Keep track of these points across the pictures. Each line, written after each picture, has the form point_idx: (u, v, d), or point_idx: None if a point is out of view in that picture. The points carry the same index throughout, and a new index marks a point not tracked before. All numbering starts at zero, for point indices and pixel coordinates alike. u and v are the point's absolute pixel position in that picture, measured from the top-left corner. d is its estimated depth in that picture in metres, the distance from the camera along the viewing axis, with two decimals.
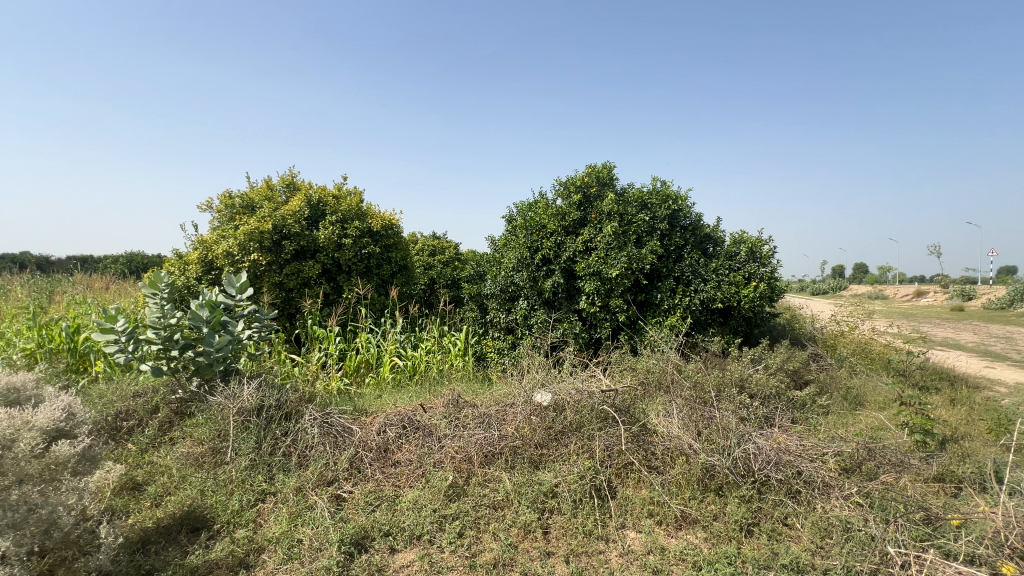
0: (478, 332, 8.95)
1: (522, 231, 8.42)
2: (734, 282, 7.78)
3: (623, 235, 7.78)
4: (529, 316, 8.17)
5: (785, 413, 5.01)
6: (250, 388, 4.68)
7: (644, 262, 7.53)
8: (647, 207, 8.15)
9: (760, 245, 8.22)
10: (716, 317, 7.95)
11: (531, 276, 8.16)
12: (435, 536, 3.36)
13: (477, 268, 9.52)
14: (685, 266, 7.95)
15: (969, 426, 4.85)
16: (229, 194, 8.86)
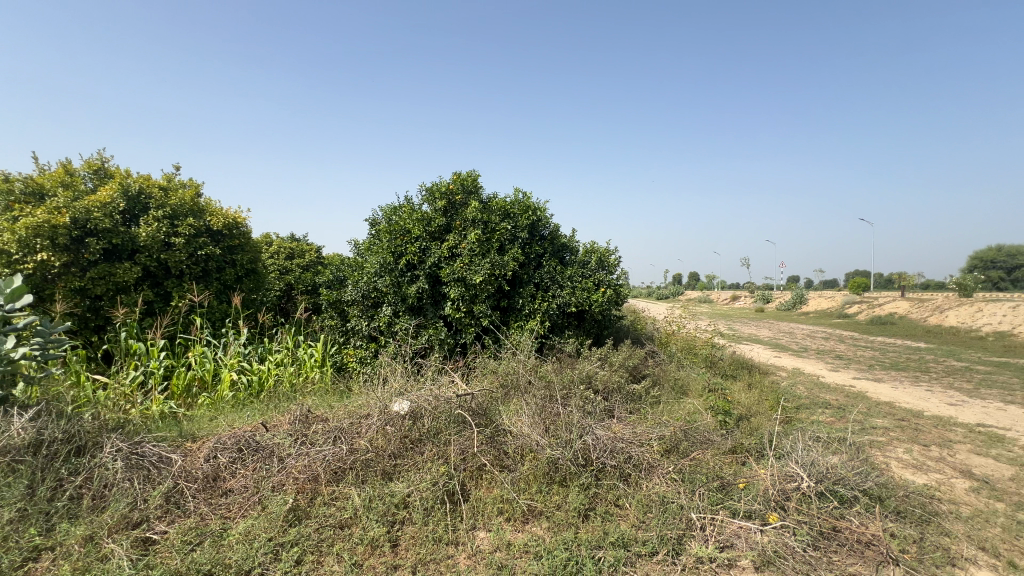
0: (338, 341, 8.42)
1: (385, 235, 8.18)
2: (586, 288, 8.51)
3: (486, 243, 8.02)
4: (392, 323, 7.92)
5: (625, 405, 5.62)
6: (22, 421, 3.74)
7: (506, 268, 7.83)
8: (510, 215, 8.51)
9: (608, 255, 9.17)
10: (571, 320, 8.60)
11: (394, 281, 7.94)
12: (269, 568, 3.04)
13: (338, 273, 8.97)
14: (544, 273, 8.48)
15: (757, 405, 5.98)
16: (4, 176, 7.03)
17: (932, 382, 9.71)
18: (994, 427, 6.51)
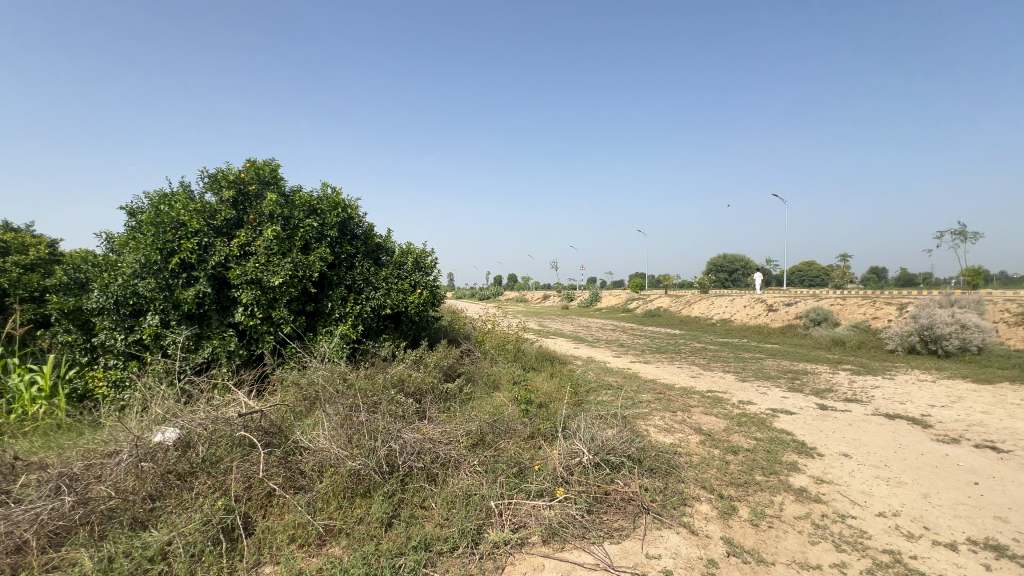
0: (77, 362, 6.52)
1: (150, 228, 6.64)
2: (402, 290, 8.35)
3: (287, 241, 7.19)
4: (162, 336, 6.48)
5: (437, 405, 5.68)
6: None
7: (312, 269, 7.15)
8: (317, 212, 7.80)
9: (425, 257, 9.17)
10: (387, 324, 8.33)
11: (163, 285, 6.50)
12: None
13: (77, 274, 6.95)
14: (356, 275, 8.02)
15: (555, 392, 6.68)
16: None
17: (682, 361, 12.30)
18: (717, 391, 8.56)
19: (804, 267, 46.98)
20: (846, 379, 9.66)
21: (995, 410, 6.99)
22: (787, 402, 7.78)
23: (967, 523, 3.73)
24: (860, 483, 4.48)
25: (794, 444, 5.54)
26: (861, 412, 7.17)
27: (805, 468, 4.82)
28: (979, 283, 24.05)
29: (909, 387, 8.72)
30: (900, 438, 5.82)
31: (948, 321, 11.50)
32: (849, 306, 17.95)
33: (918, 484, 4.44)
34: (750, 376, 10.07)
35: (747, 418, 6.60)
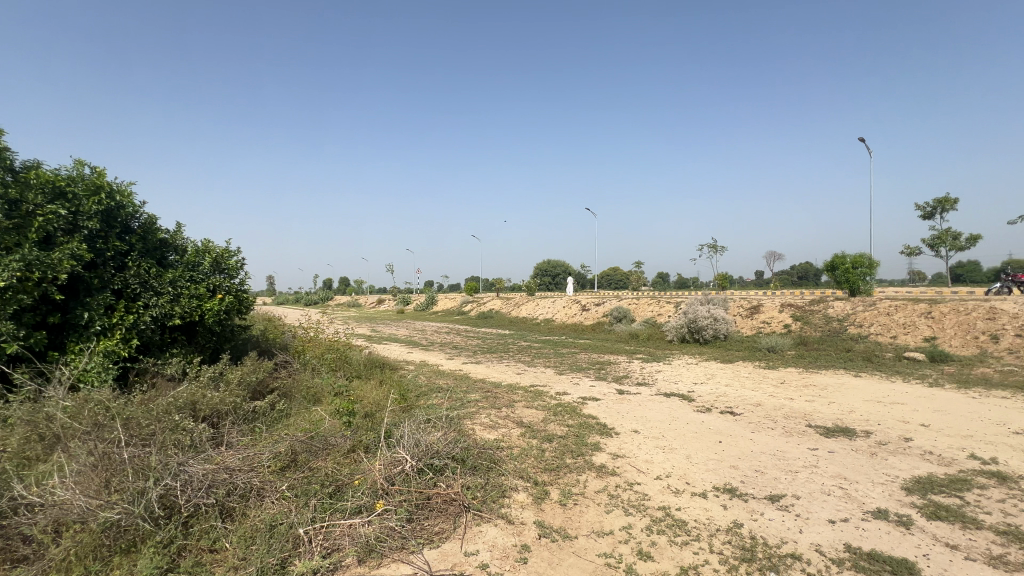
0: None
1: None
2: (195, 295, 7.05)
3: (15, 232, 5.41)
4: None
5: (240, 427, 4.92)
6: None
7: (58, 270, 5.51)
8: (67, 196, 6.05)
9: (227, 257, 7.92)
10: (175, 336, 6.95)
11: None
12: None
13: None
14: (130, 276, 6.46)
15: (383, 400, 6.42)
16: None
17: (510, 359, 13.07)
18: (538, 385, 9.31)
19: (611, 271, 54.59)
20: (639, 366, 11.49)
21: (733, 383, 9.12)
22: (594, 389, 8.89)
23: (713, 474, 4.73)
24: (644, 454, 5.33)
25: (598, 426, 6.33)
26: (648, 393, 8.58)
27: (605, 446, 5.54)
28: (727, 284, 31.20)
29: (681, 369, 10.80)
30: (673, 412, 7.14)
31: (706, 316, 14.67)
32: (642, 305, 21.45)
33: (683, 448, 5.48)
34: (566, 369, 11.21)
35: (561, 408, 7.32)
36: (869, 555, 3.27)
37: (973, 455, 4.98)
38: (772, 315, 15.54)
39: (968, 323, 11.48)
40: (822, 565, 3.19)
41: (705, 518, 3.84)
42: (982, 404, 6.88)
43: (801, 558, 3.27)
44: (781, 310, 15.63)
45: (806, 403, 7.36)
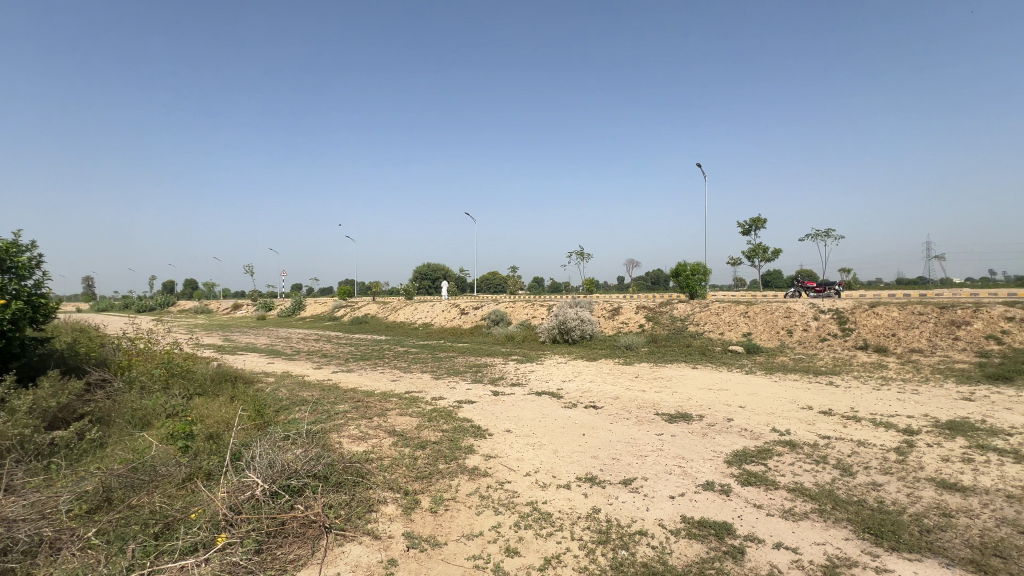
0: None
1: None
2: None
3: None
4: None
5: (31, 465, 3.93)
6: None
7: None
8: None
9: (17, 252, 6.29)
10: None
11: None
12: None
13: None
14: None
15: (233, 417, 5.68)
16: None
17: (385, 366, 12.55)
18: (414, 391, 9.08)
19: (489, 275, 55.75)
20: (514, 367, 11.89)
21: (597, 379, 9.93)
22: (470, 392, 8.96)
23: (576, 465, 5.08)
24: (515, 452, 5.51)
25: (472, 429, 6.39)
26: (521, 392, 8.92)
27: (479, 448, 5.61)
28: (594, 288, 33.94)
29: (552, 369, 11.44)
30: (544, 410, 7.52)
31: (574, 318, 15.81)
32: (518, 308, 22.28)
33: (551, 443, 5.80)
34: (443, 373, 11.13)
35: (436, 412, 7.24)
36: (699, 522, 3.79)
37: (775, 428, 6.09)
38: (630, 316, 17.32)
39: (772, 320, 14.09)
40: (663, 537, 3.61)
41: (568, 508, 4.10)
42: (781, 386, 8.48)
43: (647, 533, 3.67)
44: (637, 312, 17.49)
45: (655, 394, 8.32)
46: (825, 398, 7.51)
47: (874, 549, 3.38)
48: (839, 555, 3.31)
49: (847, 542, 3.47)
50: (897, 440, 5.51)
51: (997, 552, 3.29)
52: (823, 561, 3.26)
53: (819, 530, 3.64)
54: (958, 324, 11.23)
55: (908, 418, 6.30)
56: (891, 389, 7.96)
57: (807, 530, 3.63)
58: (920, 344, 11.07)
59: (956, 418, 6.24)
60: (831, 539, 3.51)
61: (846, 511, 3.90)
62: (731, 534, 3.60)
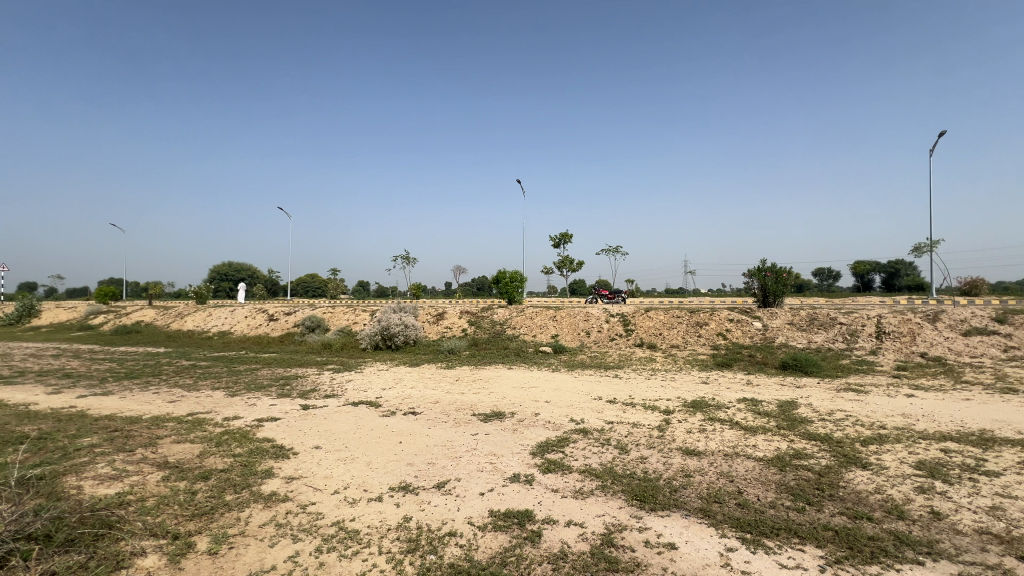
0: None
1: None
2: None
3: None
4: None
5: None
6: None
7: None
8: None
9: None
10: None
11: None
12: None
13: None
14: None
15: None
16: None
17: (160, 384, 10.30)
18: (199, 413, 7.65)
19: (306, 277, 50.82)
20: (329, 377, 11.00)
21: (418, 384, 9.86)
22: (274, 408, 7.95)
23: (389, 475, 4.92)
24: (323, 469, 5.08)
25: (273, 449, 5.67)
26: (335, 404, 8.30)
27: (279, 471, 5.00)
28: (420, 293, 33.79)
29: (372, 377, 10.95)
30: (359, 420, 7.13)
31: (397, 324, 15.51)
32: (337, 313, 20.79)
33: (365, 455, 5.52)
34: (241, 389, 9.66)
35: (228, 435, 6.22)
36: (505, 514, 4.04)
37: (572, 419, 6.91)
38: (453, 321, 17.72)
39: (575, 323, 16.04)
40: (471, 534, 3.74)
41: (378, 521, 3.93)
42: (579, 381, 9.69)
43: (456, 533, 3.75)
44: (460, 317, 18.00)
45: (473, 395, 8.64)
46: (611, 389, 8.84)
47: (639, 512, 4.07)
48: (614, 521, 3.90)
49: (620, 510, 4.11)
50: (659, 419, 6.79)
51: (717, 499, 4.30)
52: (602, 530, 3.79)
53: (600, 504, 4.23)
54: (701, 324, 14.49)
55: (667, 401, 7.84)
56: (657, 378, 9.81)
57: (592, 505, 4.19)
58: (678, 341, 13.93)
59: (697, 398, 8.00)
60: (608, 509, 4.12)
61: (621, 483, 4.62)
62: (531, 520, 3.93)
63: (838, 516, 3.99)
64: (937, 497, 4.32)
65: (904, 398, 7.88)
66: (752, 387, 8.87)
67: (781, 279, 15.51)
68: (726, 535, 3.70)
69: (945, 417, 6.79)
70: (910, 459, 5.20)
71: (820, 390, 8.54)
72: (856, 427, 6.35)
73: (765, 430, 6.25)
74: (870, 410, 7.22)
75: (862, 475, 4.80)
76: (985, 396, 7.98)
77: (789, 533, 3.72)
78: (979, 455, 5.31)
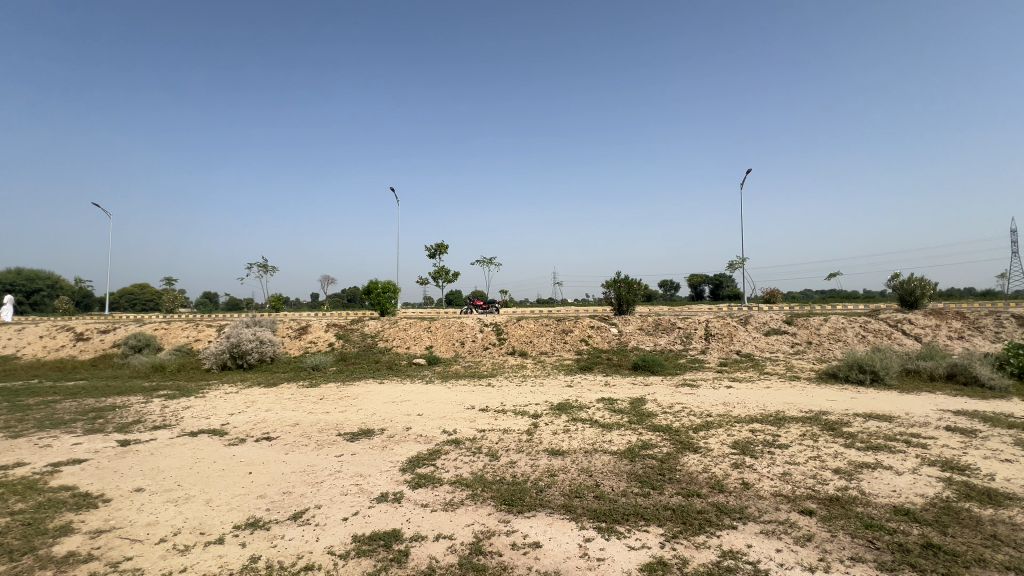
0: None
1: None
2: None
3: None
4: None
5: None
6: None
7: None
8: None
9: None
10: None
11: None
12: None
13: None
14: None
15: None
16: None
17: None
18: None
19: (132, 288, 42.73)
20: (159, 405, 9.31)
21: (274, 406, 8.88)
22: (79, 448, 6.47)
23: (234, 512, 4.33)
24: (146, 516, 4.26)
25: (75, 499, 4.60)
26: (165, 436, 7.05)
27: (82, 525, 4.07)
28: (280, 306, 30.71)
29: (217, 401, 9.56)
30: (198, 452, 6.15)
31: (250, 339, 13.81)
32: (172, 330, 17.80)
33: (203, 493, 4.77)
34: (29, 428, 7.66)
35: (4, 488, 4.88)
36: (370, 537, 3.82)
37: (445, 430, 6.86)
38: (319, 335, 16.39)
39: (450, 334, 16.02)
40: (331, 564, 3.46)
41: (216, 568, 3.43)
42: (452, 392, 9.67)
43: (314, 567, 3.44)
44: (326, 330, 16.74)
45: (338, 414, 8.06)
46: (484, 397, 8.99)
47: (506, 516, 4.18)
48: (483, 529, 3.94)
49: (489, 516, 4.17)
50: (528, 423, 7.10)
51: (577, 494, 4.62)
52: (471, 539, 3.80)
53: (470, 512, 4.24)
54: (567, 332, 15.54)
55: (536, 405, 8.24)
56: (528, 384, 10.25)
57: (461, 515, 4.18)
58: (547, 348, 14.74)
59: (562, 400, 8.56)
60: (478, 517, 4.15)
61: (491, 489, 4.70)
62: (398, 539, 3.78)
63: (675, 496, 4.58)
64: (746, 469, 5.21)
65: (724, 389, 9.40)
66: (609, 387, 9.77)
67: (633, 289, 17.39)
68: (585, 526, 3.99)
69: (753, 403, 8.25)
70: (728, 440, 6.20)
71: (663, 386, 9.76)
72: (690, 416, 7.37)
73: (619, 425, 6.92)
74: (699, 401, 8.46)
75: (694, 458, 5.58)
76: (779, 384, 9.89)
77: (637, 517, 4.15)
78: (775, 431, 6.55)
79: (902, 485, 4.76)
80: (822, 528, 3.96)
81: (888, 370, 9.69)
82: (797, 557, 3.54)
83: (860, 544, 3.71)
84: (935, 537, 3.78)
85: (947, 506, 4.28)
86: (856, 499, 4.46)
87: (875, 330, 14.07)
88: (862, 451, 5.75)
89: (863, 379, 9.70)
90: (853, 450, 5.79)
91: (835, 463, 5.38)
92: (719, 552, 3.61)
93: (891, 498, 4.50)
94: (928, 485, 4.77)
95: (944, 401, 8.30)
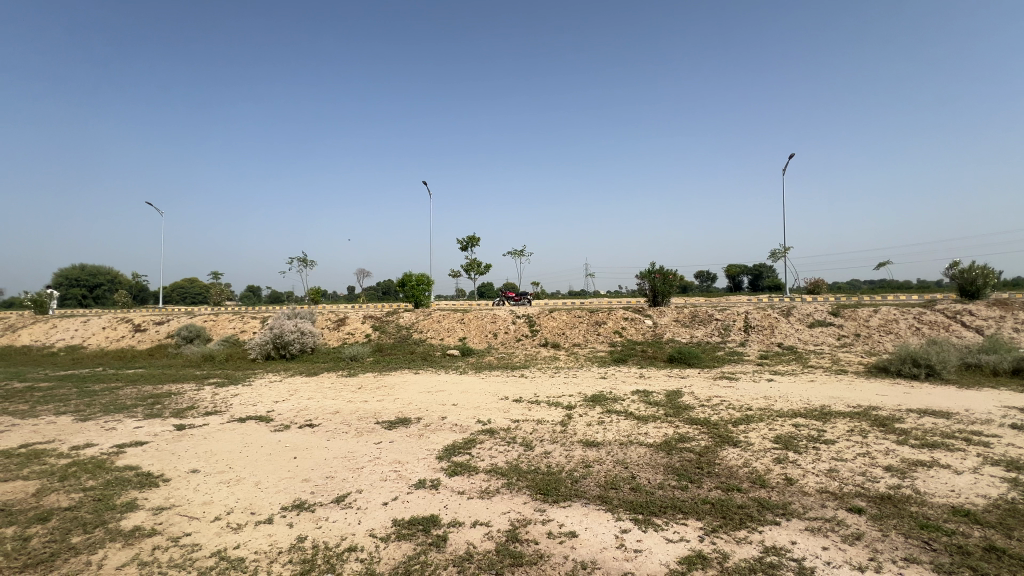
0: None
1: None
2: None
3: None
4: None
5: None
6: None
7: None
8: None
9: None
10: None
11: None
12: None
13: None
14: None
15: None
16: None
17: None
18: (37, 443, 6.40)
19: (182, 283, 45.19)
20: (210, 392, 9.84)
21: (315, 395, 9.21)
22: (140, 431, 6.93)
23: (281, 494, 4.53)
24: (201, 495, 4.53)
25: (137, 478, 4.94)
26: (216, 422, 7.46)
27: (145, 502, 4.36)
28: (319, 299, 31.78)
29: (263, 389, 10.02)
30: (246, 437, 6.46)
31: (292, 330, 14.35)
32: (220, 321, 18.77)
33: (253, 476, 5.02)
34: (96, 412, 8.26)
35: (76, 467, 5.28)
36: (409, 521, 3.93)
37: (479, 420, 6.93)
38: (356, 327, 16.87)
39: (483, 325, 16.17)
40: (372, 547, 3.58)
41: (267, 546, 3.61)
42: (486, 383, 9.74)
43: (356, 547, 3.57)
44: (363, 322, 17.19)
45: (375, 403, 8.28)
46: (517, 389, 9.03)
47: (542, 505, 4.21)
48: (519, 517, 3.99)
49: (525, 505, 4.21)
50: (561, 414, 7.10)
51: (613, 485, 4.60)
52: (508, 526, 3.85)
53: (506, 501, 4.29)
54: (600, 323, 15.42)
55: (569, 396, 8.21)
56: (562, 375, 10.24)
57: (497, 504, 4.23)
58: (580, 339, 14.67)
59: (595, 392, 8.51)
60: (513, 506, 4.19)
61: (526, 479, 4.74)
62: (436, 524, 3.87)
63: (714, 490, 4.48)
64: (790, 465, 5.04)
65: (765, 382, 9.13)
66: (644, 379, 9.65)
67: (668, 280, 17.01)
68: (621, 518, 3.96)
69: (796, 397, 7.95)
70: (770, 435, 6.01)
71: (700, 379, 9.56)
72: (729, 410, 7.19)
73: (655, 417, 6.83)
74: (737, 394, 8.25)
75: (733, 452, 5.44)
76: (824, 377, 9.51)
77: (674, 510, 4.09)
78: (821, 427, 6.30)
79: (961, 485, 4.49)
80: (872, 527, 3.79)
81: (945, 364, 9.13)
82: (845, 556, 3.41)
83: (915, 544, 3.55)
84: (998, 540, 3.55)
85: (1012, 508, 4.01)
86: (910, 498, 4.25)
87: (931, 322, 13.25)
88: (917, 448, 5.47)
89: (917, 373, 9.21)
90: (906, 447, 5.50)
91: (886, 461, 5.13)
92: (761, 548, 3.52)
93: (950, 498, 4.26)
94: (992, 486, 4.48)
95: (1009, 398, 7.77)
